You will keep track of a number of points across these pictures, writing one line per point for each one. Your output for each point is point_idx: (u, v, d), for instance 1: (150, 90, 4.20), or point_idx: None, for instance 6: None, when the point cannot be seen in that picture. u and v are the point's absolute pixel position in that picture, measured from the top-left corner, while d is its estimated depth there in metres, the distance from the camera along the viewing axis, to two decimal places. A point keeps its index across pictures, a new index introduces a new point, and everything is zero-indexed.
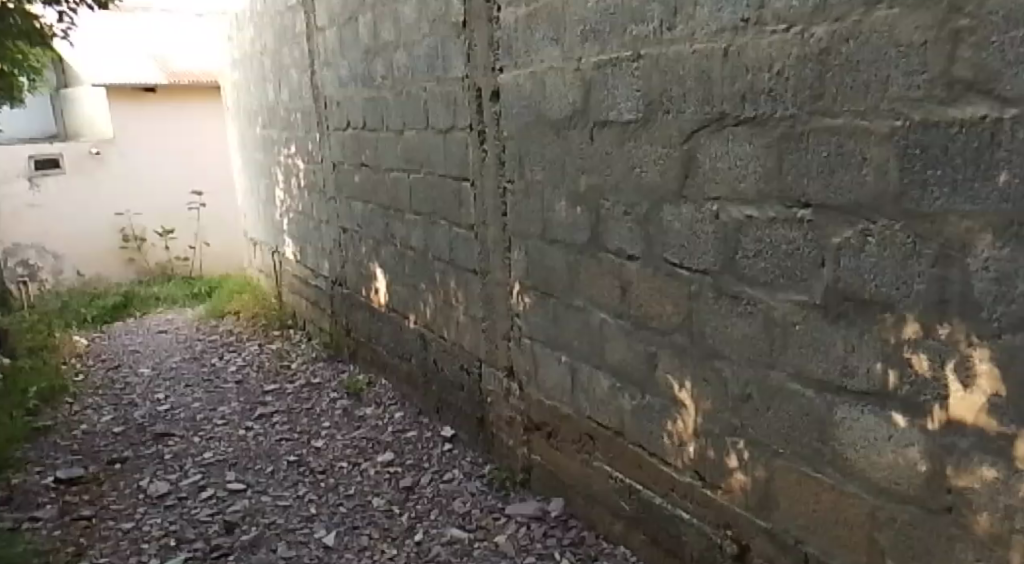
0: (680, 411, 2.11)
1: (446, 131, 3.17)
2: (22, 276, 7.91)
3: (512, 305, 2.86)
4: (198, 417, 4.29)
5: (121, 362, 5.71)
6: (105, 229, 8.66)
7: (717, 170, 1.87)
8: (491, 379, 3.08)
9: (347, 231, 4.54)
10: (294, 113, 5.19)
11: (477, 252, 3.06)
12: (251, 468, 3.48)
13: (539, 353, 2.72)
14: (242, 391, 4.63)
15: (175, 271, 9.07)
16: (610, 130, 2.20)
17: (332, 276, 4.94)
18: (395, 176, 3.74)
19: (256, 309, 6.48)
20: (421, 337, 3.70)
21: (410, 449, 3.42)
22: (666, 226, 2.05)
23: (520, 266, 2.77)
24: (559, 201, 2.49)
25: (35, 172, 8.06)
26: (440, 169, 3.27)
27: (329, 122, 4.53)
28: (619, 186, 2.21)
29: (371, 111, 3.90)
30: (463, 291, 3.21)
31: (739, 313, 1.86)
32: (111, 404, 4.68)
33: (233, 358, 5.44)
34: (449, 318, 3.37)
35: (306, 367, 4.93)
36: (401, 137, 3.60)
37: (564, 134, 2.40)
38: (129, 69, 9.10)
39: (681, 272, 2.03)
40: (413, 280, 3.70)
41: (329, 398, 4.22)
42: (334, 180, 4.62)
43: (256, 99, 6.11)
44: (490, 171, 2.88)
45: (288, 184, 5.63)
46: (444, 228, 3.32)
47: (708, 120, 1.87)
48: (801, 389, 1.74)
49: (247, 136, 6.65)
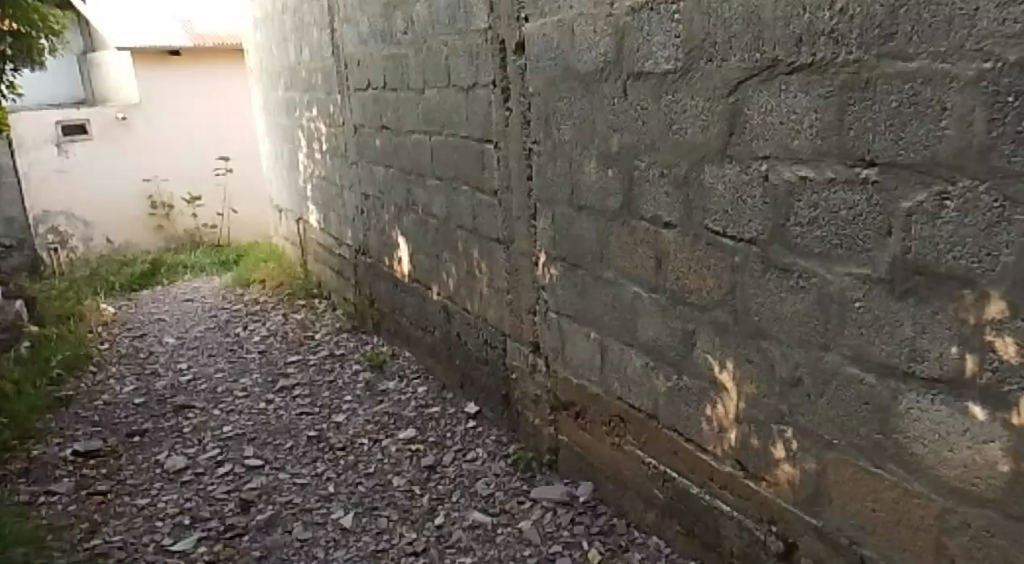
0: (720, 394, 1.91)
1: (468, 90, 2.97)
2: (53, 244, 7.96)
3: (538, 276, 2.68)
4: (219, 388, 4.18)
5: (147, 331, 5.64)
6: (133, 196, 8.63)
7: (767, 125, 1.65)
8: (516, 355, 2.91)
9: (369, 197, 4.38)
10: (316, 74, 5.01)
11: (501, 219, 2.87)
12: (270, 443, 3.37)
13: (567, 328, 2.54)
14: (265, 362, 4.53)
15: (203, 238, 9.08)
16: (645, 83, 1.98)
17: (355, 244, 4.80)
18: (416, 140, 3.56)
19: (281, 278, 6.39)
20: (445, 309, 3.54)
21: (432, 426, 3.28)
22: (708, 190, 1.84)
23: (546, 235, 2.58)
24: (589, 163, 2.29)
25: (63, 139, 8.01)
26: (462, 130, 3.07)
27: (349, 82, 4.35)
28: (655, 145, 1.99)
29: (391, 70, 3.71)
30: (486, 260, 3.04)
31: (790, 287, 1.65)
32: (134, 374, 4.60)
33: (257, 328, 5.35)
34: (472, 289, 3.21)
35: (330, 337, 4.82)
36: (422, 97, 3.40)
37: (594, 88, 2.19)
38: (153, 31, 9.00)
39: (724, 241, 1.82)
40: (436, 249, 3.54)
41: (350, 371, 4.10)
42: (355, 144, 4.46)
43: (279, 61, 5.94)
44: (515, 132, 2.67)
45: (311, 149, 5.48)
46: (467, 194, 3.13)
47: (757, 68, 1.64)
48: (860, 375, 1.53)
49: (270, 99, 6.51)
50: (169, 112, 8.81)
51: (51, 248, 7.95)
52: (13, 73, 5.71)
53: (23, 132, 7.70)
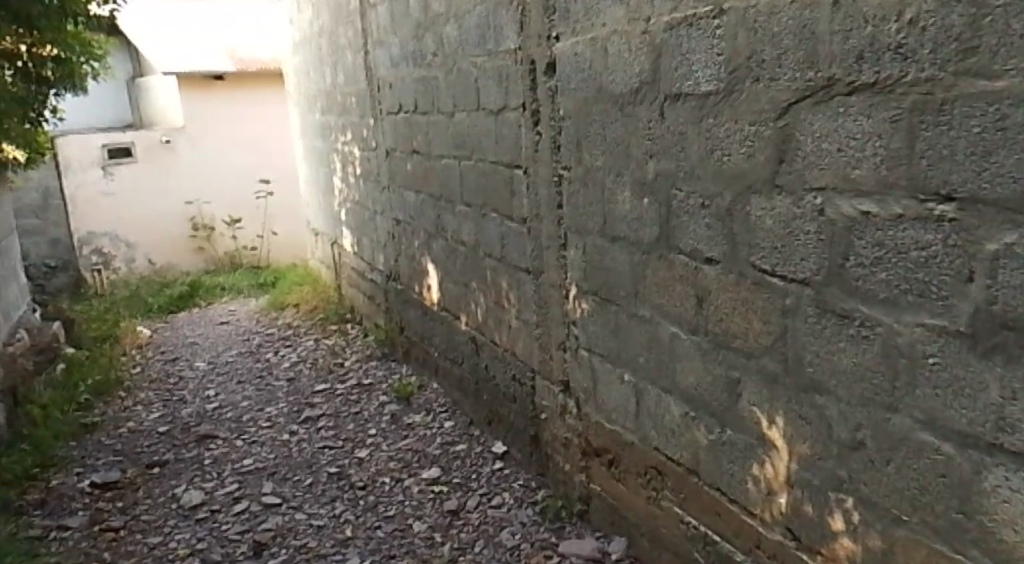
0: (769, 453, 1.70)
1: (498, 113, 2.83)
2: (97, 265, 8.05)
3: (568, 311, 2.51)
4: (245, 417, 4.07)
5: (179, 355, 5.58)
6: (175, 217, 8.68)
7: (822, 152, 1.45)
8: (545, 394, 2.74)
9: (401, 223, 4.28)
10: (350, 97, 4.95)
11: (530, 249, 2.72)
12: (290, 479, 3.22)
13: (599, 368, 2.36)
14: (292, 391, 4.41)
15: (243, 260, 9.08)
16: (684, 105, 1.80)
17: (386, 270, 4.71)
18: (446, 164, 3.44)
19: (316, 302, 6.33)
20: (473, 341, 3.39)
21: (457, 465, 3.10)
22: (754, 224, 1.65)
23: (577, 267, 2.41)
24: (623, 191, 2.11)
25: (108, 161, 8.13)
26: (492, 155, 2.94)
27: (382, 105, 4.26)
28: (695, 172, 1.81)
29: (421, 93, 3.61)
30: (516, 292, 2.88)
31: (849, 336, 1.45)
32: (162, 400, 4.51)
33: (288, 354, 5.25)
34: (501, 322, 3.05)
35: (359, 365, 4.69)
36: (452, 120, 3.28)
37: (630, 111, 2.01)
38: (198, 56, 9.12)
39: (772, 281, 1.62)
40: (465, 277, 3.40)
41: (377, 402, 3.96)
42: (388, 169, 4.37)
43: (316, 83, 5.91)
44: (546, 158, 2.52)
45: (345, 173, 5.42)
46: (496, 221, 2.99)
47: (810, 89, 1.45)
48: (936, 443, 1.31)
49: (308, 122, 6.49)
50: (211, 136, 8.87)
51: (95, 268, 8.08)
52: (58, 99, 5.70)
53: (70, 154, 7.82)
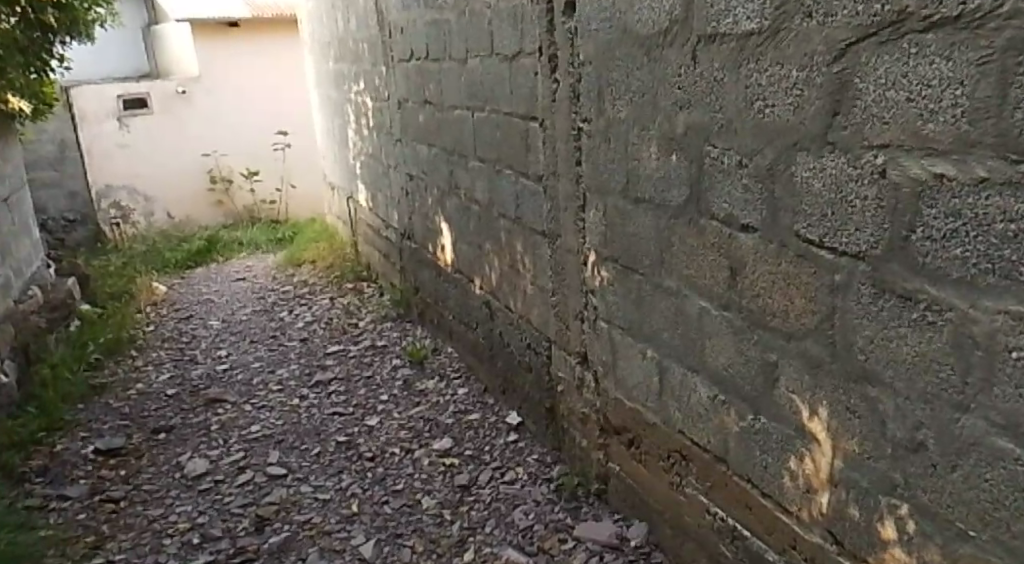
0: (809, 446, 1.51)
1: (513, 61, 2.62)
2: (115, 219, 7.97)
3: (587, 278, 2.32)
4: (255, 380, 3.94)
5: (193, 313, 5.47)
6: (193, 170, 8.53)
7: (886, 102, 1.22)
8: (562, 365, 2.56)
9: (414, 178, 4.10)
10: (362, 44, 4.74)
11: (546, 210, 2.54)
12: (297, 448, 3.09)
13: (619, 341, 2.17)
14: (304, 352, 4.28)
15: (262, 214, 8.94)
16: (720, 48, 1.58)
17: (401, 228, 4.55)
18: (460, 116, 3.24)
19: (332, 259, 6.19)
20: (488, 305, 3.23)
21: (470, 436, 2.95)
22: (800, 186, 1.43)
23: (597, 231, 2.22)
24: (649, 147, 1.89)
25: (124, 112, 7.96)
26: (507, 106, 2.73)
27: (394, 53, 4.05)
28: (731, 126, 1.58)
29: (433, 38, 3.39)
30: (532, 255, 2.71)
31: (911, 321, 1.24)
32: (173, 360, 4.40)
33: (302, 313, 5.12)
34: (517, 286, 2.89)
35: (373, 326, 4.54)
36: (465, 68, 3.07)
37: (658, 55, 1.79)
38: (214, 3, 8.90)
39: (820, 254, 1.40)
40: (480, 237, 3.22)
41: (390, 366, 3.81)
42: (400, 121, 4.17)
43: (329, 30, 5.69)
44: (565, 109, 2.30)
45: (359, 125, 5.23)
46: (511, 178, 2.80)
47: (875, 25, 1.22)
48: (1015, 451, 1.10)
49: (322, 71, 6.29)
50: (228, 87, 8.67)
51: (113, 222, 7.98)
52: (63, 47, 5.52)
53: (85, 105, 7.67)
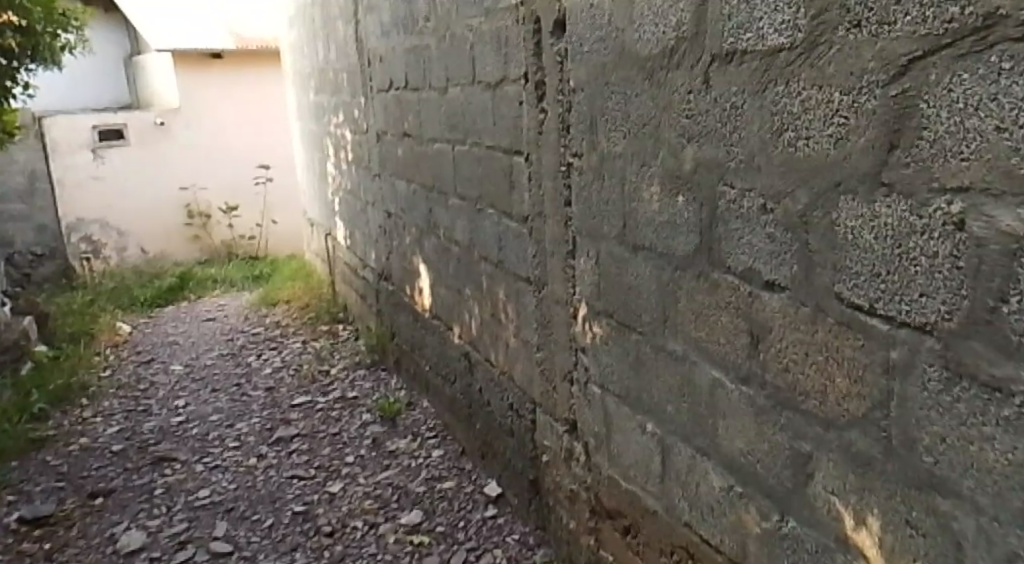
0: (853, 563, 1.20)
1: (496, 89, 2.35)
2: (85, 254, 7.64)
3: (576, 335, 2.02)
4: (211, 436, 3.61)
5: (155, 357, 5.13)
6: (169, 204, 8.23)
7: (967, 132, 0.94)
8: (548, 432, 2.25)
9: (391, 215, 3.82)
10: (341, 74, 4.49)
11: (531, 255, 2.25)
12: (248, 519, 2.75)
13: (613, 410, 1.86)
14: (268, 404, 3.95)
15: (240, 250, 8.66)
16: (739, 69, 1.31)
17: (378, 268, 4.26)
18: (439, 149, 2.96)
19: (308, 299, 5.88)
20: (467, 358, 2.92)
21: (443, 509, 2.62)
22: (843, 238, 1.14)
23: (588, 282, 1.93)
24: (651, 186, 1.61)
25: (99, 144, 7.66)
26: (489, 138, 2.46)
27: (372, 82, 3.80)
28: (754, 162, 1.30)
29: (412, 66, 3.13)
30: (515, 305, 2.42)
31: (1001, 420, 0.94)
32: (125, 411, 4.05)
33: (271, 358, 4.79)
34: (499, 338, 2.59)
35: (345, 374, 4.22)
36: (445, 97, 2.81)
37: (663, 79, 1.52)
38: (197, 34, 8.70)
39: (872, 324, 1.11)
40: (459, 283, 2.92)
41: (359, 422, 3.48)
42: (378, 154, 3.90)
43: (309, 61, 5.46)
44: (553, 142, 2.02)
45: (337, 158, 4.97)
46: (493, 218, 2.52)
47: (950, 34, 0.94)
48: None
49: (302, 103, 6.05)
50: (208, 120, 8.44)
51: (83, 257, 7.64)
52: (29, 73, 5.27)
53: (59, 136, 7.36)
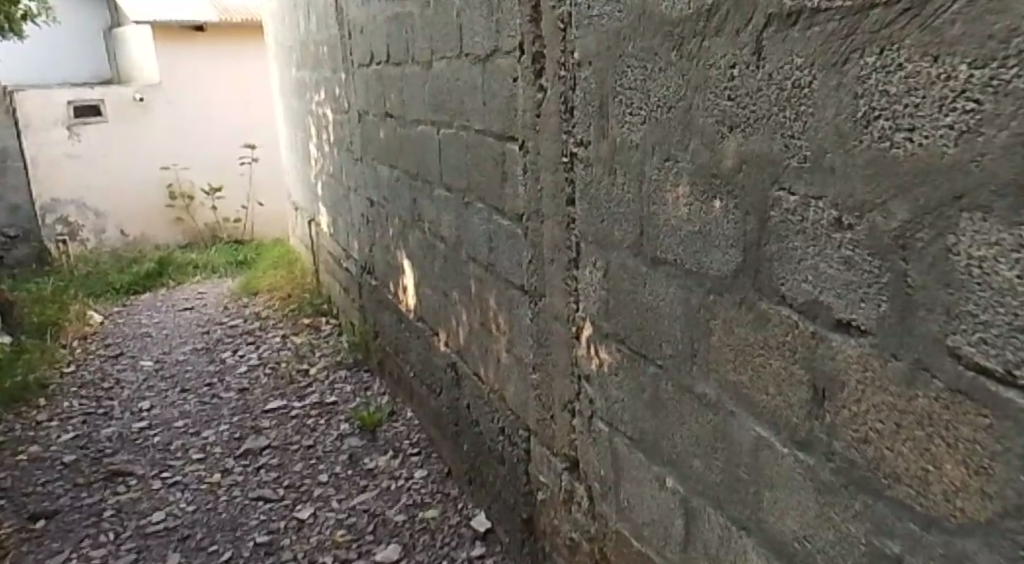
0: None
1: (487, 64, 2.01)
2: (61, 236, 7.28)
3: (578, 359, 1.69)
4: (174, 445, 3.28)
5: (125, 351, 4.79)
6: (150, 185, 7.85)
7: None
8: (543, 467, 1.93)
9: (374, 204, 3.48)
10: (322, 48, 4.13)
11: (526, 259, 1.91)
12: (203, 551, 2.43)
13: (624, 455, 1.54)
14: (239, 408, 3.62)
15: (225, 233, 8.30)
16: (809, 33, 0.97)
17: (361, 260, 3.92)
18: (423, 132, 2.62)
19: (290, 289, 5.55)
20: (454, 369, 2.59)
21: (423, 544, 2.31)
22: (967, 273, 0.80)
23: (594, 297, 1.59)
24: (677, 187, 1.27)
25: (74, 120, 7.27)
26: (478, 121, 2.12)
27: (353, 57, 3.44)
28: (826, 161, 0.97)
29: (394, 38, 2.78)
30: (507, 317, 2.09)
31: None
32: (84, 414, 3.72)
33: (248, 354, 4.46)
34: (488, 351, 2.26)
35: (325, 375, 3.90)
36: (429, 72, 2.46)
37: (697, 46, 1.18)
38: (179, 5, 8.29)
39: (1007, 396, 0.77)
40: (446, 284, 2.59)
41: (336, 433, 3.16)
42: (361, 137, 3.55)
43: (291, 34, 5.09)
44: (553, 127, 1.68)
45: (320, 139, 4.61)
46: (483, 214, 2.18)
47: None
48: None
49: (285, 79, 5.68)
50: (190, 97, 8.04)
51: (59, 239, 7.27)
52: None
53: (31, 112, 6.96)
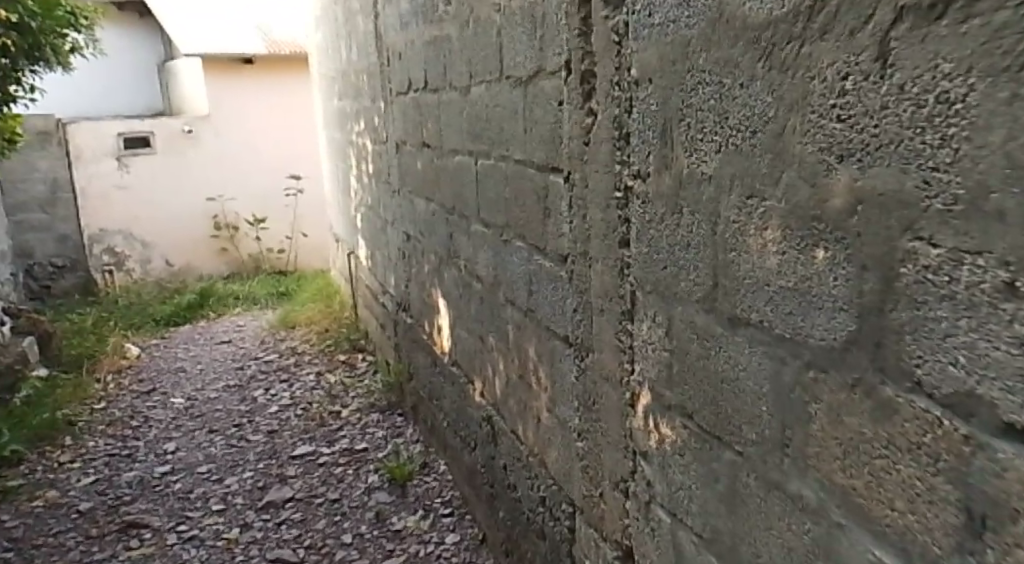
0: None
1: (529, 86, 1.78)
2: (107, 266, 7.28)
3: (632, 431, 1.43)
4: (195, 494, 3.08)
5: (158, 387, 4.65)
6: (196, 215, 7.83)
7: None
8: (590, 551, 1.66)
9: (410, 239, 3.27)
10: (362, 76, 3.97)
11: (570, 308, 1.66)
12: None
13: (690, 554, 1.27)
14: (266, 453, 3.42)
15: (268, 263, 8.23)
16: (963, 27, 0.71)
17: (397, 297, 3.71)
18: (461, 162, 2.40)
19: (328, 324, 5.39)
20: (490, 423, 2.34)
21: None
22: None
23: (652, 359, 1.33)
24: (764, 230, 1.01)
25: (124, 151, 7.29)
26: (518, 150, 1.88)
27: (391, 84, 3.26)
28: (992, 203, 0.69)
29: (432, 62, 2.58)
30: (548, 372, 1.84)
31: None
32: (108, 456, 3.55)
33: (280, 393, 4.28)
34: (528, 408, 2.01)
35: (356, 418, 3.68)
36: (467, 97, 2.25)
37: (793, 54, 0.92)
38: (228, 37, 8.33)
39: None
40: (482, 328, 2.35)
41: (363, 487, 2.93)
42: (398, 168, 3.36)
43: (333, 63, 4.96)
44: (606, 157, 1.43)
45: (359, 170, 4.45)
46: (523, 254, 1.93)
47: None
48: None
49: (328, 108, 5.56)
50: (237, 128, 8.03)
51: (106, 269, 7.29)
52: (31, 74, 4.88)
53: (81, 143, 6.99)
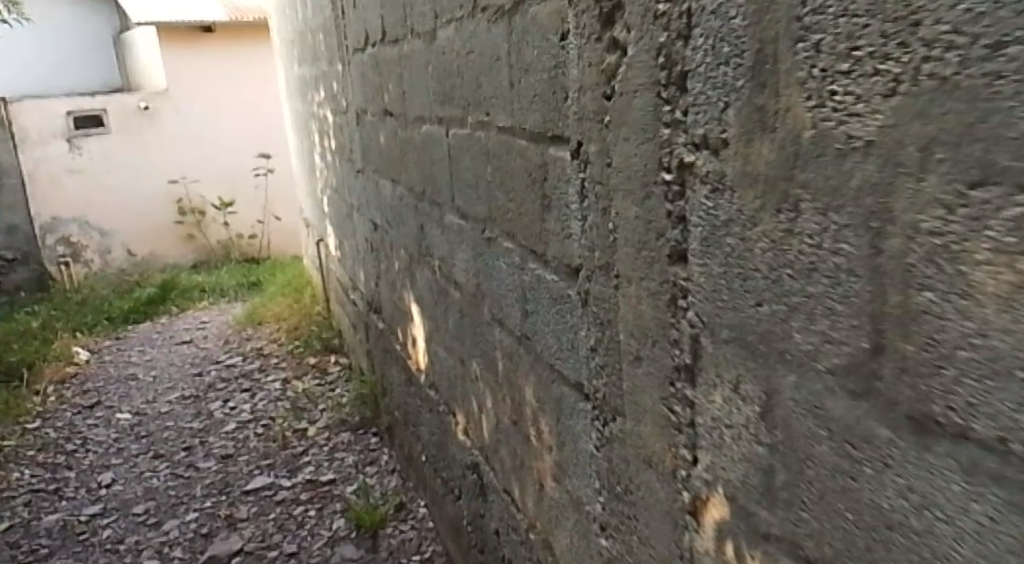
0: None
1: (514, 19, 1.22)
2: (63, 258, 6.67)
3: (692, 555, 0.90)
4: (126, 544, 2.55)
5: (103, 400, 4.09)
6: (158, 201, 7.22)
7: None
8: None
9: (378, 228, 2.72)
10: (320, 37, 3.39)
11: (585, 345, 1.12)
12: None
13: None
14: (216, 487, 2.88)
15: (239, 250, 7.64)
16: None
17: (367, 295, 3.17)
18: (428, 134, 1.85)
19: (299, 320, 4.83)
20: (476, 472, 1.82)
21: None
22: None
23: (735, 452, 0.80)
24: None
25: (75, 132, 6.66)
26: (502, 114, 1.34)
27: (348, 41, 2.69)
28: None
29: (390, 7, 2.01)
30: (552, 426, 1.31)
31: None
32: (30, 494, 3.00)
33: (240, 406, 3.73)
34: (525, 468, 1.48)
35: (323, 438, 3.15)
36: (433, 46, 1.69)
37: None
38: (187, 5, 7.68)
39: None
40: (462, 349, 1.82)
41: (326, 535, 2.41)
42: (360, 142, 2.79)
43: (293, 27, 4.37)
44: (641, 115, 0.88)
45: (323, 147, 3.88)
46: (513, 259, 1.40)
47: None
48: None
49: (290, 78, 4.97)
50: (200, 105, 7.40)
51: (61, 262, 6.65)
52: None
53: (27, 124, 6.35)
